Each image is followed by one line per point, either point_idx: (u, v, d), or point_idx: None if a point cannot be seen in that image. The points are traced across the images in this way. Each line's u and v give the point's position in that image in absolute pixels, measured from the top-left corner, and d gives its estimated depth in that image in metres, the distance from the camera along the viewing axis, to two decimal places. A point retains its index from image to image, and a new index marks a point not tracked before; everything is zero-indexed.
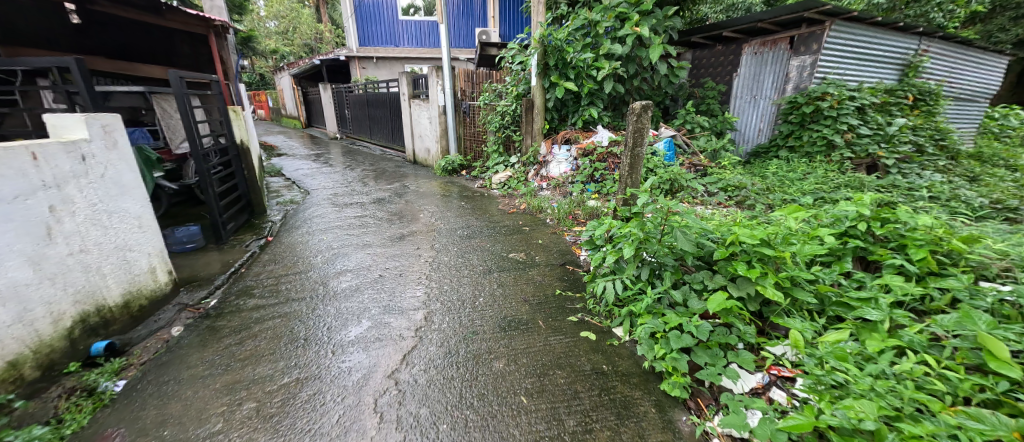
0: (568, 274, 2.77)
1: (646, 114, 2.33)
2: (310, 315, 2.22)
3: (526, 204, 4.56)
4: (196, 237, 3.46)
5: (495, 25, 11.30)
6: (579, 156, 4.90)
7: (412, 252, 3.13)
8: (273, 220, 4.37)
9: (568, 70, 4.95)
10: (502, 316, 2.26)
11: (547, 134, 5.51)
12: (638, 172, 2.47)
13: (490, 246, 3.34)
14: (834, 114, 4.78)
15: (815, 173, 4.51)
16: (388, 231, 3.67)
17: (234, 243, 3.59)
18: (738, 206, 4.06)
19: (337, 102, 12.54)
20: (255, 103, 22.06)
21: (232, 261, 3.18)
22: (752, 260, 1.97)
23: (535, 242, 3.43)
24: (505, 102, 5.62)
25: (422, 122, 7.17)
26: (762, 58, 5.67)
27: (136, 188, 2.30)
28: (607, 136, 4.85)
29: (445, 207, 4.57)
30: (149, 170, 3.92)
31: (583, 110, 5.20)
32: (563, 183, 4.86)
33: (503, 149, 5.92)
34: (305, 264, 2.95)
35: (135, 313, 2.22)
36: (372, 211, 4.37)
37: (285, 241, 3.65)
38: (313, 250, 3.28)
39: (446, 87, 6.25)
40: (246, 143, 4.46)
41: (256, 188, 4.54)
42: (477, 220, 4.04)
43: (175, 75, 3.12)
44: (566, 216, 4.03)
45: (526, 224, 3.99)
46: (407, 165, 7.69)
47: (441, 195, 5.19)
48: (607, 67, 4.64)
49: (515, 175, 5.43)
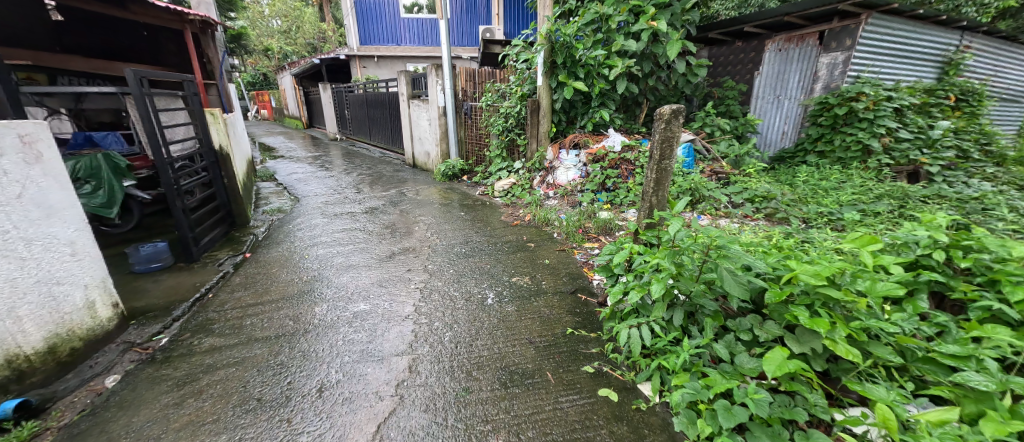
0: (580, 306, 2.37)
1: (677, 120, 1.92)
2: (270, 364, 1.85)
3: (531, 215, 4.17)
4: (163, 256, 3.09)
5: (500, 24, 10.99)
6: (588, 162, 4.51)
7: (401, 277, 2.75)
8: (256, 232, 4.01)
9: (577, 68, 4.54)
10: (503, 364, 1.86)
11: (554, 138, 5.12)
12: (665, 188, 2.07)
13: (490, 268, 2.94)
14: (871, 116, 4.33)
15: (851, 182, 4.09)
16: (377, 248, 3.29)
17: (206, 262, 3.24)
18: (768, 220, 3.63)
19: (337, 103, 12.23)
20: (258, 104, 21.91)
21: (199, 285, 2.82)
22: (816, 305, 1.56)
23: (541, 263, 3.04)
24: (508, 103, 5.22)
25: (422, 124, 6.80)
26: (787, 55, 5.24)
27: (68, 209, 1.94)
28: (620, 141, 4.48)
29: (443, 218, 4.19)
30: (118, 178, 3.63)
31: (593, 112, 4.80)
32: (571, 191, 4.47)
33: (506, 153, 5.54)
34: (278, 291, 2.58)
35: (64, 359, 1.86)
36: (364, 223, 4.02)
37: (263, 257, 3.30)
38: (291, 270, 2.92)
39: (445, 87, 5.88)
40: (226, 149, 4.07)
41: (238, 197, 4.18)
42: (477, 235, 3.65)
43: (134, 74, 2.78)
44: (576, 230, 3.64)
45: (531, 239, 3.59)
46: (407, 169, 7.33)
47: (439, 203, 4.82)
48: (620, 66, 4.24)
49: (519, 182, 5.03)
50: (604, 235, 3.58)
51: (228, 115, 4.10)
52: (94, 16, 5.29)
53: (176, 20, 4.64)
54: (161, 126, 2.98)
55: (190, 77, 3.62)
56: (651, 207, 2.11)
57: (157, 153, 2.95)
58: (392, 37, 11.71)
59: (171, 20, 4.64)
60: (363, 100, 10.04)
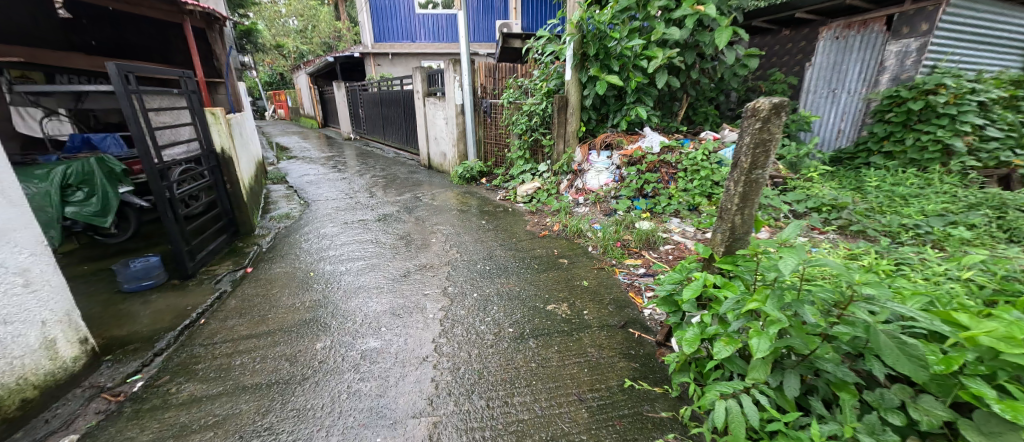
0: (635, 347, 1.94)
1: (778, 118, 1.47)
2: (255, 431, 1.47)
3: (561, 224, 3.74)
4: (157, 272, 2.78)
5: (518, 18, 10.59)
6: (623, 165, 4.06)
7: (417, 304, 2.35)
8: (260, 243, 3.68)
9: (611, 60, 4.08)
10: (549, 435, 1.45)
11: (583, 138, 4.67)
12: (754, 203, 1.62)
13: (519, 292, 2.52)
14: (953, 111, 3.75)
15: (932, 188, 3.54)
16: (389, 265, 2.91)
17: (202, 279, 2.90)
18: (841, 233, 3.15)
19: (351, 102, 11.98)
20: (274, 104, 21.99)
21: (191, 308, 2.48)
22: (1003, 378, 1.08)
23: (578, 285, 2.62)
24: (533, 100, 4.79)
25: (438, 124, 6.43)
26: (846, 43, 4.67)
27: (20, 229, 1.59)
28: (658, 141, 4.01)
29: (462, 227, 3.79)
30: (112, 184, 3.34)
31: (626, 109, 4.31)
32: (603, 198, 4.03)
33: (529, 155, 5.10)
34: (278, 318, 2.22)
35: (12, 415, 1.52)
36: (376, 233, 3.65)
37: (266, 273, 2.96)
38: (294, 291, 2.57)
39: (464, 84, 5.53)
40: (230, 152, 3.74)
41: (242, 203, 3.86)
42: (501, 249, 3.24)
43: (118, 69, 2.43)
44: (614, 244, 3.21)
45: (563, 253, 3.17)
46: (422, 170, 6.98)
47: (458, 209, 4.44)
48: (661, 57, 3.76)
49: (545, 187, 4.60)
50: (648, 250, 3.14)
51: (229, 114, 3.75)
52: (101, 12, 5.07)
53: (174, 11, 4.32)
54: (151, 128, 2.63)
55: (189, 73, 3.28)
56: (734, 227, 1.67)
57: (146, 160, 2.61)
58: (407, 34, 11.39)
59: (170, 12, 4.32)
60: (377, 99, 9.74)
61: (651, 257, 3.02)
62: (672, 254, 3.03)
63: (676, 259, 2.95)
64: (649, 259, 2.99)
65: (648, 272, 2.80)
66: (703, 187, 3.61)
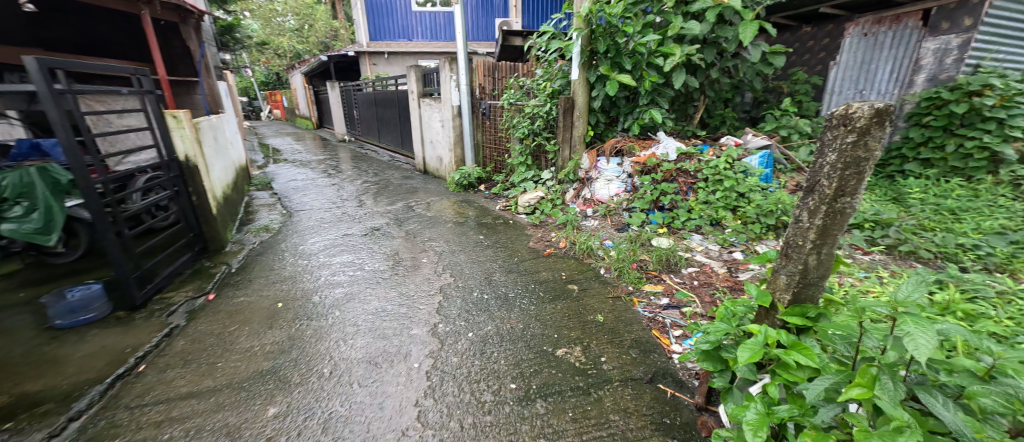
0: (670, 414, 1.55)
1: (880, 129, 1.08)
2: None
3: (568, 241, 3.35)
4: (98, 304, 2.40)
5: (517, 16, 10.19)
6: (635, 174, 3.67)
7: (399, 349, 1.95)
8: (229, 263, 3.27)
9: (623, 58, 3.67)
10: None
11: (590, 143, 4.28)
12: (835, 241, 1.22)
13: (523, 330, 2.11)
14: (1003, 115, 3.36)
15: (982, 201, 3.15)
16: (371, 295, 2.50)
17: (154, 310, 2.51)
18: (888, 254, 2.79)
19: (346, 103, 11.57)
20: (271, 104, 21.61)
21: (130, 350, 2.08)
22: None
23: (592, 321, 2.22)
24: (535, 102, 4.39)
25: (434, 126, 6.03)
26: (875, 40, 4.30)
27: None
28: (675, 147, 3.63)
29: (457, 244, 3.40)
30: (60, 199, 2.95)
31: (639, 112, 3.88)
32: (614, 210, 3.65)
33: (532, 160, 4.69)
34: (228, 368, 1.83)
35: None
36: (361, 251, 3.24)
37: (228, 303, 2.56)
38: (254, 329, 2.16)
39: (461, 84, 5.14)
40: (195, 160, 3.31)
41: (210, 217, 3.47)
42: (501, 272, 2.84)
43: (41, 64, 2.04)
44: (629, 266, 2.82)
45: (572, 277, 2.77)
46: (417, 175, 6.58)
47: (454, 221, 4.05)
48: (679, 54, 3.38)
49: (549, 197, 4.21)
50: (669, 274, 2.74)
51: (195, 117, 3.35)
52: (70, 7, 4.77)
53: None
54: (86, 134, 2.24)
55: (144, 69, 2.90)
56: (807, 269, 1.28)
57: (78, 173, 2.21)
58: (404, 32, 11.01)
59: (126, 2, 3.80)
60: (371, 99, 9.34)
61: (674, 282, 2.63)
62: (698, 279, 2.63)
63: (703, 285, 2.56)
64: (672, 286, 2.58)
65: (672, 303, 2.39)
66: (728, 199, 3.20)
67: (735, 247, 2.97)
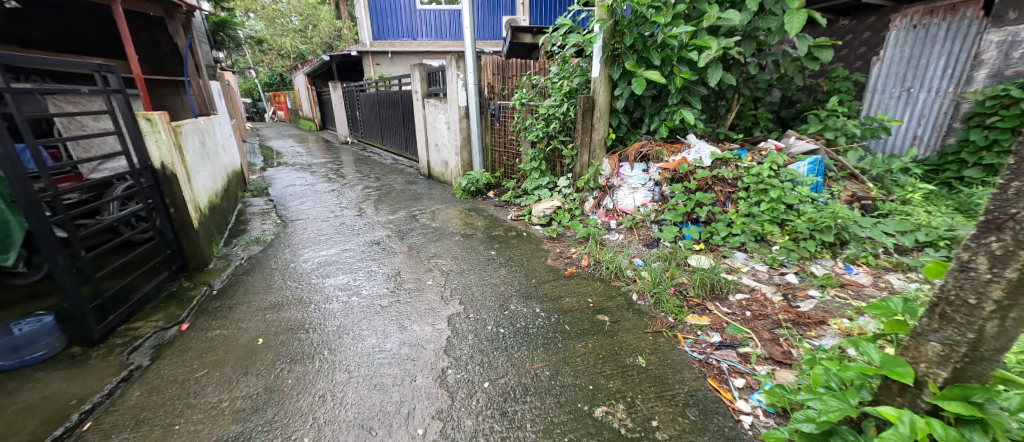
0: None
1: None
2: None
3: (591, 258, 2.98)
4: (49, 339, 2.13)
5: (524, 14, 9.81)
6: (664, 182, 3.28)
7: (399, 407, 1.60)
8: (210, 285, 2.94)
9: (651, 52, 3.28)
10: None
11: (611, 147, 3.90)
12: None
13: (550, 380, 1.74)
14: None
15: None
16: (367, 328, 2.15)
17: (114, 347, 2.21)
18: None
19: (349, 104, 11.23)
20: (276, 106, 21.41)
21: (77, 402, 1.79)
22: None
23: (631, 365, 1.85)
24: (549, 103, 4.02)
25: (439, 128, 5.67)
26: (926, 34, 3.70)
27: None
28: (709, 152, 3.21)
29: (466, 262, 3.03)
30: (15, 212, 2.63)
31: (667, 113, 3.47)
32: (641, 222, 3.27)
33: (546, 166, 4.32)
34: (188, 435, 1.53)
35: None
36: (358, 270, 2.88)
37: (201, 338, 2.23)
38: (226, 376, 1.85)
39: (468, 83, 4.78)
40: (173, 168, 3.00)
41: (191, 230, 3.18)
42: (517, 299, 2.46)
43: None
44: (667, 292, 2.42)
45: (600, 305, 2.39)
46: (422, 180, 6.21)
47: (461, 234, 3.69)
48: (715, 48, 2.98)
49: (566, 206, 3.84)
50: (714, 302, 2.33)
51: (171, 118, 3.02)
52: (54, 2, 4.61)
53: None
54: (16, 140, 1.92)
55: (110, 65, 2.59)
56: (980, 340, 0.90)
57: (18, 187, 1.92)
58: (408, 31, 10.65)
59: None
60: (374, 100, 9.00)
61: (721, 313, 2.21)
62: (750, 310, 2.21)
63: (757, 317, 2.14)
64: (721, 318, 2.17)
65: (725, 342, 1.98)
66: (774, 211, 2.78)
67: (786, 268, 2.57)
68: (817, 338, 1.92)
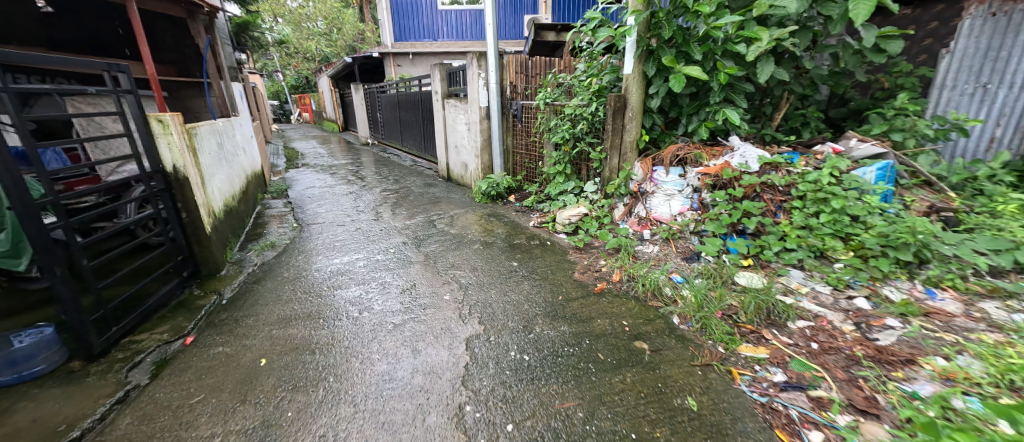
0: None
1: None
2: None
3: (623, 273, 2.70)
4: (47, 353, 2.01)
5: (547, 13, 9.55)
6: (706, 189, 2.96)
7: None
8: (219, 294, 2.81)
9: (692, 46, 2.97)
10: None
11: (643, 150, 3.60)
12: None
13: (583, 426, 1.50)
14: None
15: None
16: (377, 350, 1.95)
17: (114, 363, 2.09)
18: None
19: (370, 105, 11.23)
20: (302, 108, 21.85)
21: (66, 428, 1.65)
22: None
23: (681, 408, 1.59)
24: (576, 102, 3.75)
25: (459, 130, 5.48)
26: (1015, 21, 2.85)
27: None
28: (757, 156, 2.87)
29: (487, 274, 2.80)
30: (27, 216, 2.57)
31: (707, 113, 3.15)
32: (679, 233, 2.98)
33: (571, 170, 4.05)
34: None
35: None
36: (371, 282, 2.69)
37: (202, 355, 2.08)
38: (222, 405, 1.68)
39: (489, 82, 4.56)
40: (184, 171, 2.89)
41: (204, 235, 3.08)
42: (542, 320, 2.21)
43: None
44: (714, 316, 2.13)
45: (637, 330, 2.12)
46: (441, 183, 6.04)
47: (481, 242, 3.47)
48: (767, 39, 2.65)
49: (594, 213, 3.57)
50: (771, 330, 2.02)
51: (183, 119, 2.90)
52: (84, 5, 4.66)
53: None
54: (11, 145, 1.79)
55: (120, 65, 2.48)
56: None
57: (14, 195, 1.80)
58: (429, 32, 10.57)
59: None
60: (395, 101, 8.91)
61: (782, 344, 1.90)
62: (817, 342, 1.90)
63: (827, 351, 1.83)
64: (781, 350, 1.86)
65: (790, 381, 1.68)
66: (837, 224, 2.42)
67: (853, 291, 2.22)
68: (908, 382, 1.60)
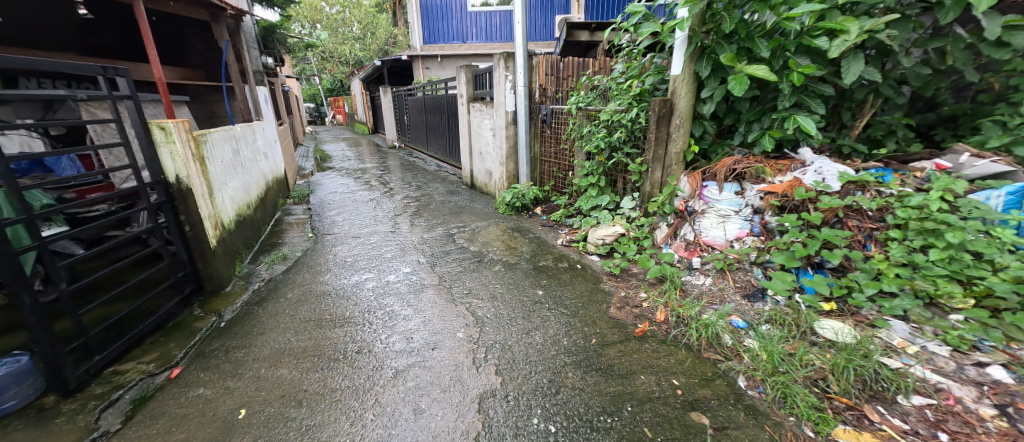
0: None
1: None
2: None
3: (668, 312, 2.27)
4: (17, 388, 1.79)
5: (580, 12, 9.12)
6: (771, 211, 2.47)
7: None
8: (217, 316, 2.58)
9: (757, 41, 2.49)
10: None
11: (692, 162, 3.13)
12: None
13: None
14: None
15: None
16: (373, 408, 1.63)
17: (90, 400, 1.87)
18: None
19: (398, 108, 11.16)
20: (335, 110, 22.34)
21: None
22: None
23: None
24: (613, 107, 3.32)
25: (484, 135, 5.16)
26: None
27: None
28: (837, 172, 2.36)
29: (508, 305, 2.43)
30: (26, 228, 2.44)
31: (773, 120, 2.65)
32: (737, 263, 2.51)
33: (606, 182, 3.63)
34: None
35: None
36: (375, 312, 2.38)
37: (181, 398, 1.82)
38: None
39: (517, 85, 4.21)
40: (188, 181, 2.69)
41: (210, 248, 2.88)
42: (573, 373, 1.81)
43: None
44: (793, 381, 1.67)
45: (691, 394, 1.69)
46: (464, 191, 5.73)
47: (503, 262, 3.11)
48: (858, 31, 2.15)
49: (632, 233, 3.14)
50: (875, 407, 1.56)
51: (186, 125, 2.70)
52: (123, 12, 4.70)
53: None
54: None
55: (118, 67, 2.30)
56: None
57: None
58: (458, 34, 10.37)
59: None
60: (421, 105, 8.73)
61: (896, 433, 1.45)
62: (948, 432, 1.43)
63: None
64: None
65: None
66: (953, 263, 1.87)
67: (983, 355, 1.70)
68: None
